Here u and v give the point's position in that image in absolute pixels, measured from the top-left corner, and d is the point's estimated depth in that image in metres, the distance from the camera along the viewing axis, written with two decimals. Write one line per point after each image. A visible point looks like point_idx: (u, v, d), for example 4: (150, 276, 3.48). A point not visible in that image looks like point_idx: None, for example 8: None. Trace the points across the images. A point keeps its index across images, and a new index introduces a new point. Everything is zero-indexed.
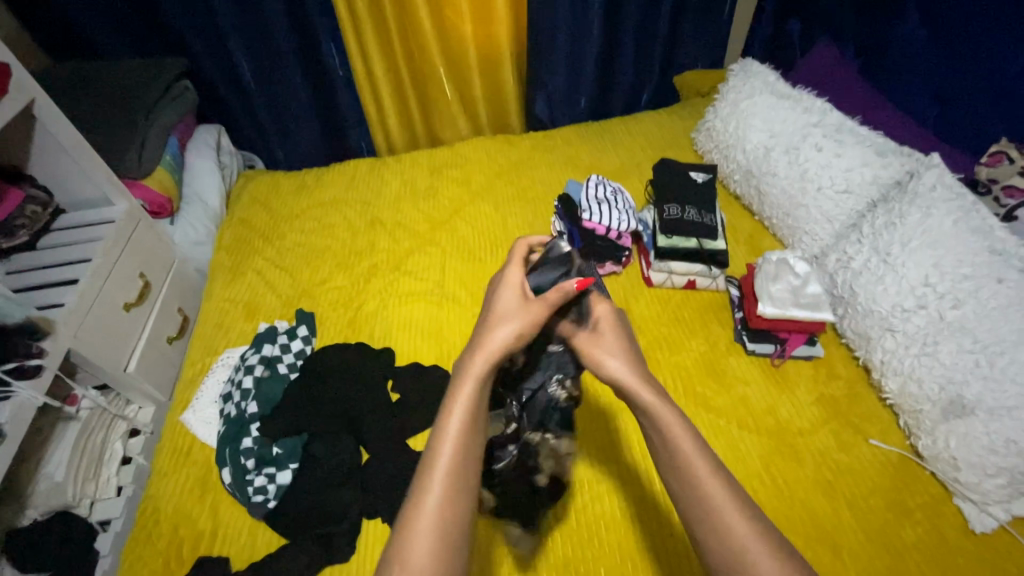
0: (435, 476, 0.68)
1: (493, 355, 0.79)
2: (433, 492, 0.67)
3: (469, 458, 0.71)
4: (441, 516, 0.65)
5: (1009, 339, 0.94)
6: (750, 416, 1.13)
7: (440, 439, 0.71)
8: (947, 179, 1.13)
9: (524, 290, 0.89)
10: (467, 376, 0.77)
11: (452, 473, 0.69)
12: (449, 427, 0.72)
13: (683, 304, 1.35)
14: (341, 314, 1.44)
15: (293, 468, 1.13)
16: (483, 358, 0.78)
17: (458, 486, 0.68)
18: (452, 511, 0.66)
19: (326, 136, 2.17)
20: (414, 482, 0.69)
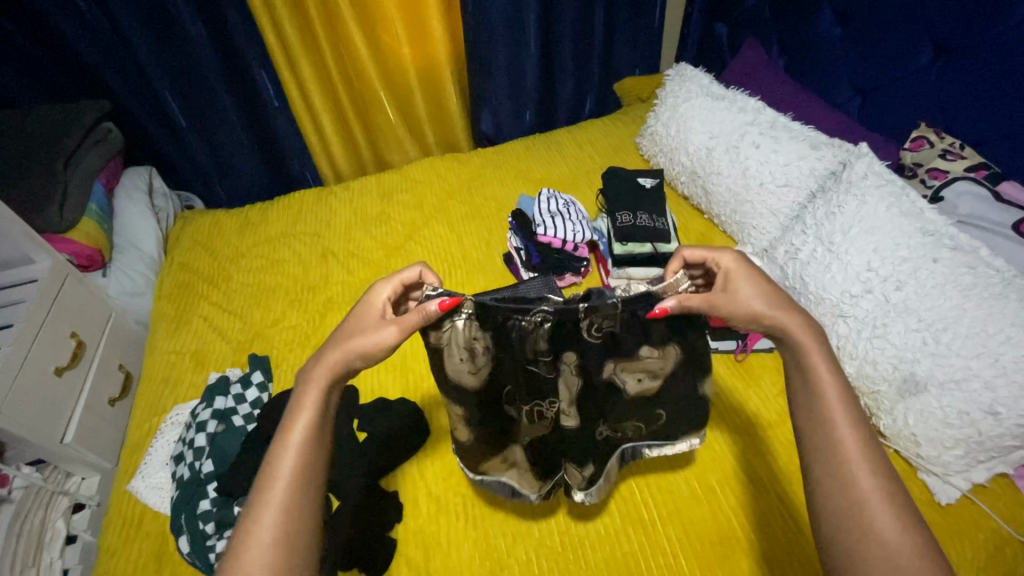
0: (274, 483, 0.69)
1: (338, 368, 0.78)
2: (273, 500, 0.68)
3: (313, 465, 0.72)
4: (281, 524, 0.66)
5: (950, 315, 0.98)
6: (720, 414, 1.15)
7: (280, 451, 0.72)
8: (876, 167, 1.19)
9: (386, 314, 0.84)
10: (313, 388, 0.77)
11: (292, 482, 0.69)
12: (292, 438, 0.72)
13: None
14: (298, 355, 1.38)
15: None
16: (328, 368, 0.78)
17: (301, 491, 0.69)
18: (290, 523, 0.67)
19: (268, 168, 2.10)
20: (255, 486, 0.70)
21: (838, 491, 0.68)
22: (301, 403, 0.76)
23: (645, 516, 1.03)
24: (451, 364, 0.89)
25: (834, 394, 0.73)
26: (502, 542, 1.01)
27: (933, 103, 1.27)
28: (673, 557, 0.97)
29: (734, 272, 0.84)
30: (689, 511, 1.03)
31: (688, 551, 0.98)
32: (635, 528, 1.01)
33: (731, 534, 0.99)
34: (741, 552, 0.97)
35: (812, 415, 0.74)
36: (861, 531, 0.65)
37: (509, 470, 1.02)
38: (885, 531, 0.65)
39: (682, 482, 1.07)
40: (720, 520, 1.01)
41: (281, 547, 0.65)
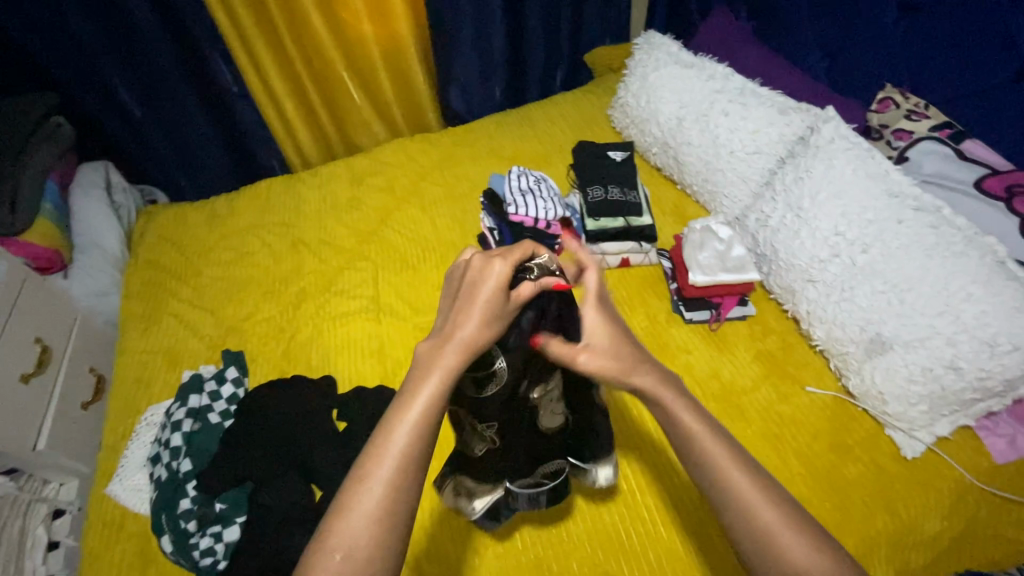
0: (385, 460, 0.64)
1: (466, 353, 0.69)
2: (379, 481, 0.63)
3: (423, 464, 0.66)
4: (386, 509, 0.62)
5: (914, 276, 1.00)
6: (695, 383, 1.15)
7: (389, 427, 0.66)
8: (843, 130, 1.19)
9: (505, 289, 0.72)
10: (434, 369, 0.68)
11: (401, 467, 0.64)
12: (406, 419, 0.66)
13: (621, 284, 1.37)
14: (274, 347, 1.37)
15: (240, 521, 1.05)
16: (455, 351, 0.69)
17: (406, 476, 0.64)
18: (386, 528, 0.62)
19: (233, 158, 2.03)
20: (360, 464, 0.65)
21: (743, 527, 0.67)
22: (423, 380, 0.68)
23: (626, 490, 1.04)
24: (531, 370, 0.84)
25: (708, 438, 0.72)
26: (485, 522, 1.02)
27: (898, 63, 1.27)
28: (652, 529, 1.00)
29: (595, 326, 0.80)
30: (665, 483, 1.05)
31: (667, 521, 1.01)
32: (617, 501, 1.03)
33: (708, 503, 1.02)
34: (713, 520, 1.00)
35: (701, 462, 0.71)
36: (777, 561, 0.64)
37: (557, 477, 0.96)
38: (796, 557, 0.64)
39: (659, 454, 1.08)
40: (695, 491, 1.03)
41: (380, 528, 0.62)
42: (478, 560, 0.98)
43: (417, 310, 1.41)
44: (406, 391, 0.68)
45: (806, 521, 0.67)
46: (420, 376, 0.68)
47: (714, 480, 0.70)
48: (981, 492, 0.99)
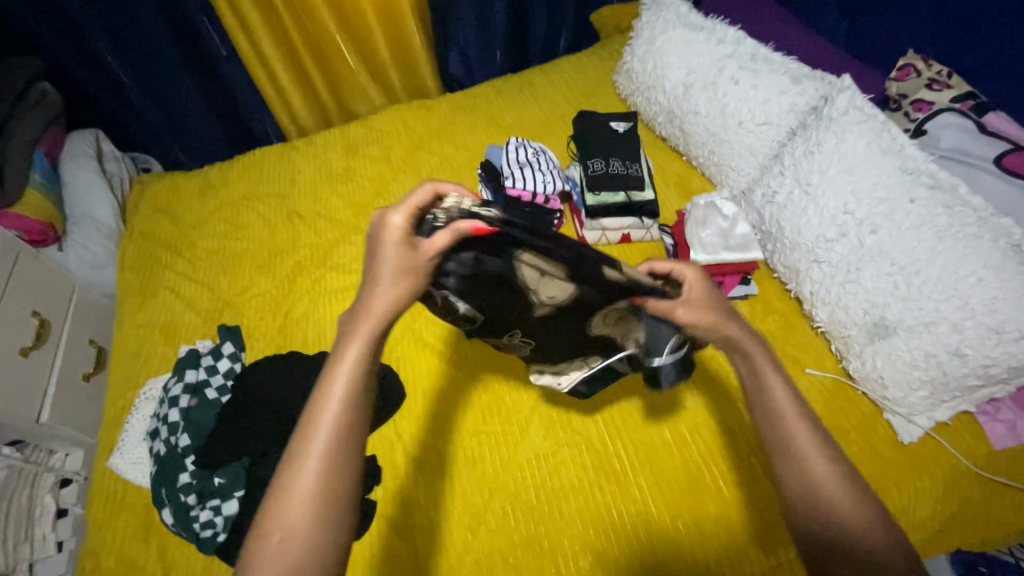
0: (316, 435, 0.62)
1: (383, 319, 0.68)
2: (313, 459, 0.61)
3: (356, 431, 0.64)
4: (324, 482, 0.60)
5: (923, 259, 0.96)
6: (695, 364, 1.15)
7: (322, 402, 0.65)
8: (858, 101, 1.12)
9: (410, 243, 0.71)
10: (355, 337, 0.67)
11: (334, 440, 0.62)
12: (333, 390, 0.64)
13: (620, 260, 1.34)
14: (270, 322, 1.36)
15: (239, 496, 1.06)
16: (370, 319, 0.67)
17: (339, 448, 0.62)
18: (326, 503, 0.60)
19: (226, 125, 1.98)
20: (292, 445, 0.62)
21: (795, 479, 0.71)
22: (343, 348, 0.66)
23: (618, 471, 1.04)
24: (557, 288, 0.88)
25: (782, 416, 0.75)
26: (477, 499, 1.04)
27: (923, 27, 1.18)
28: (641, 511, 1.00)
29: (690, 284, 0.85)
30: (655, 465, 1.04)
31: (658, 503, 1.00)
32: (609, 483, 1.03)
33: (699, 486, 1.02)
34: (702, 502, 1.00)
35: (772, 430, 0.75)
36: (816, 511, 0.69)
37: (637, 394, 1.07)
38: (842, 517, 0.68)
39: (652, 437, 1.08)
40: (687, 474, 1.03)
41: (319, 504, 0.60)
42: (472, 536, 1.00)
43: None
44: (328, 364, 0.66)
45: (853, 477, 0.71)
46: (339, 346, 0.67)
47: (778, 433, 0.74)
48: (976, 477, 0.98)
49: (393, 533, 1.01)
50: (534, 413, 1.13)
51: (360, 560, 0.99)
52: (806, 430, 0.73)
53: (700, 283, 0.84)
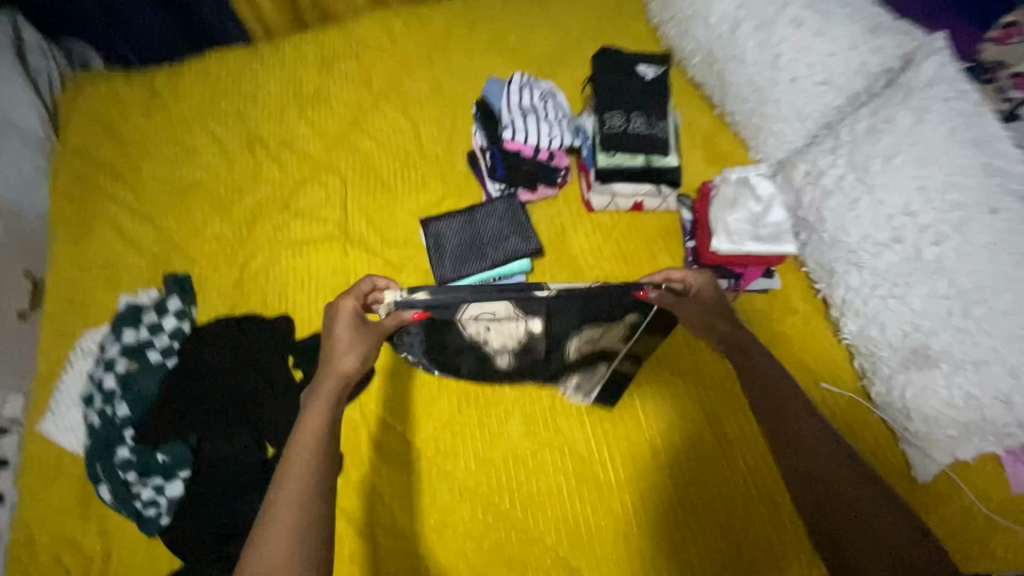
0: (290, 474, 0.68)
1: (344, 378, 0.83)
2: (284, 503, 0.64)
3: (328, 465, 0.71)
4: (294, 526, 0.63)
5: (989, 285, 0.80)
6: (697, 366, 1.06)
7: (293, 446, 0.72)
8: (949, 69, 0.89)
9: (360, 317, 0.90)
10: (320, 398, 0.79)
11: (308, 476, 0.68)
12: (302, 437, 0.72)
13: (627, 234, 1.18)
14: (225, 274, 1.19)
15: (184, 476, 0.97)
16: (335, 374, 0.83)
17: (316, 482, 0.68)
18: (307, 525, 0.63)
19: (177, 16, 1.66)
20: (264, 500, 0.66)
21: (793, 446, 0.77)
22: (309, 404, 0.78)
23: (603, 481, 0.97)
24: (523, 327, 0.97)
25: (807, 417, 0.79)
26: (445, 499, 0.96)
27: None
28: (623, 528, 0.93)
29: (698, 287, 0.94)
30: (643, 479, 0.97)
31: (643, 521, 0.94)
32: (592, 494, 0.96)
33: (687, 505, 0.95)
34: (689, 523, 0.94)
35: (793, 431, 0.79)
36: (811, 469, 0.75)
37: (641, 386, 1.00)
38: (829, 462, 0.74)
39: (643, 446, 1.00)
40: (675, 491, 0.96)
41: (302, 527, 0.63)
42: (438, 540, 0.93)
43: (391, 246, 1.22)
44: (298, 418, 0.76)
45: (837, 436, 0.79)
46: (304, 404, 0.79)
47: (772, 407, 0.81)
48: None
49: (352, 529, 0.93)
50: (517, 407, 1.03)
51: None
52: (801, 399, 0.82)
53: (708, 286, 0.95)
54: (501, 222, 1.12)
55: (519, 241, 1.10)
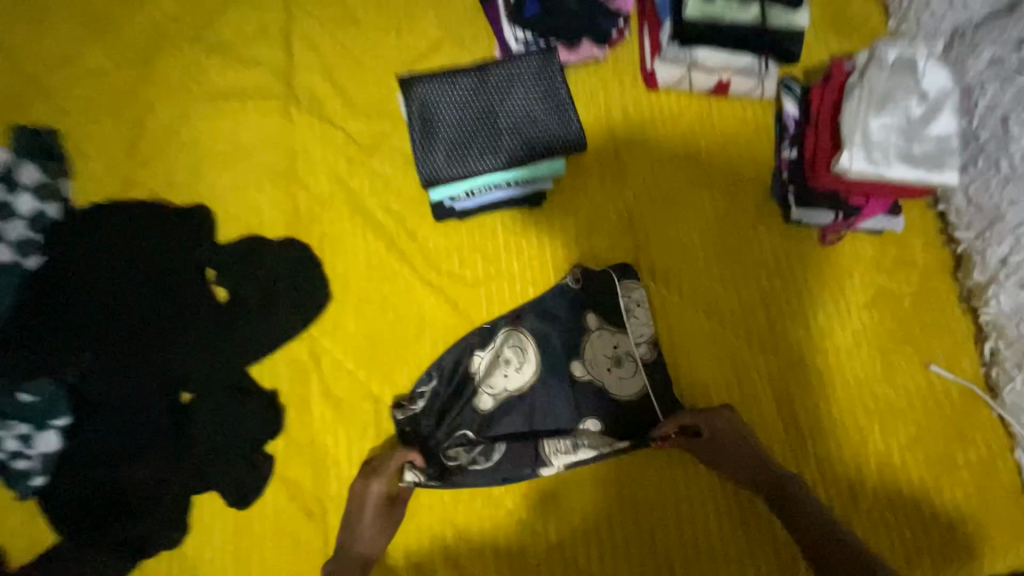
0: None
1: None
2: None
3: None
4: None
5: None
6: (770, 333, 0.77)
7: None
8: None
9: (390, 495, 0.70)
10: None
11: None
12: None
13: (698, 131, 0.84)
14: (116, 133, 0.82)
15: (61, 426, 0.70)
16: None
17: None
18: None
19: None
20: None
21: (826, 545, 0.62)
22: None
23: (631, 475, 0.74)
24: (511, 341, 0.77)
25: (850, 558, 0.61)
26: (420, 477, 0.73)
27: None
28: (650, 538, 0.72)
29: (721, 439, 0.70)
30: (682, 477, 0.74)
31: (676, 531, 0.72)
32: (614, 490, 0.74)
33: (734, 513, 0.74)
34: (733, 534, 0.73)
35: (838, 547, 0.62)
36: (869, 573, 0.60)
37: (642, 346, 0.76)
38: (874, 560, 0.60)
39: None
40: (721, 495, 0.74)
41: None
42: (412, 533, 0.71)
43: (358, 116, 0.84)
44: None
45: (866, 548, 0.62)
46: None
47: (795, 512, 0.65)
48: None
49: (299, 506, 0.72)
50: (524, 363, 0.76)
51: (251, 536, 0.71)
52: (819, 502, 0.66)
53: (728, 424, 0.71)
54: (526, 99, 0.78)
55: (555, 124, 0.77)
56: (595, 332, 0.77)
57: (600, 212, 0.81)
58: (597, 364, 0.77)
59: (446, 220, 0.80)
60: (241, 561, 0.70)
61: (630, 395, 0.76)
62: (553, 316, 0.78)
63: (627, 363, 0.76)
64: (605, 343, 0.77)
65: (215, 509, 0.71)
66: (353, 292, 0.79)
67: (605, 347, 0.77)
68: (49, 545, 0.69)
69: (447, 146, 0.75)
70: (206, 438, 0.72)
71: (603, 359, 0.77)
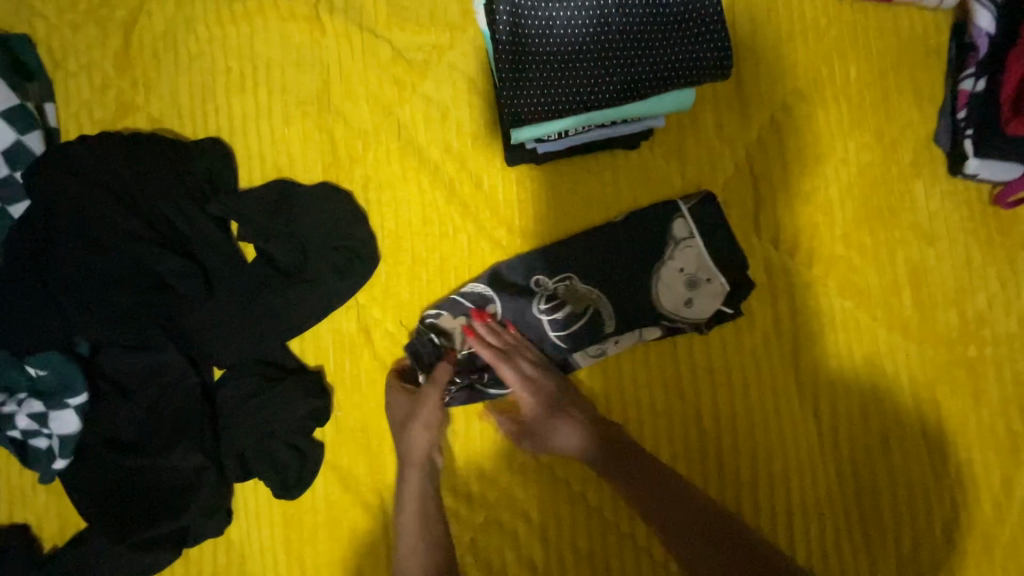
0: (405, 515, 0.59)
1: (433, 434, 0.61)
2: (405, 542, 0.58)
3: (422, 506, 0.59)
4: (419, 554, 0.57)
5: None
6: (916, 314, 0.64)
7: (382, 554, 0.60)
8: None
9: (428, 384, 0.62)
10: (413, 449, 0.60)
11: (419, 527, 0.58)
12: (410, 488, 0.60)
13: (845, 54, 0.65)
14: (102, 43, 0.65)
15: (77, 406, 0.60)
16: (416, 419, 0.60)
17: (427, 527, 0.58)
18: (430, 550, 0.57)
19: None
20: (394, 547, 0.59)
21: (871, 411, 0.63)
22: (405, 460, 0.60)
23: (735, 478, 0.62)
24: (572, 290, 0.63)
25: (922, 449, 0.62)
26: (487, 469, 0.64)
27: None
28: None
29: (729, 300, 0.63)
30: (798, 483, 0.62)
31: (786, 542, 0.61)
32: (713, 493, 0.62)
33: (858, 526, 0.61)
34: (856, 551, 0.61)
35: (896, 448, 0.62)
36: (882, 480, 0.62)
37: (675, 304, 0.63)
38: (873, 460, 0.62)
39: (802, 442, 0.62)
40: (843, 506, 0.62)
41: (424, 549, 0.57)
42: (484, 527, 0.63)
43: (407, 24, 0.65)
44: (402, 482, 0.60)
45: (836, 493, 0.62)
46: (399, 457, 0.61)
47: (866, 396, 0.63)
48: None
49: (354, 497, 0.64)
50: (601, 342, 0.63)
51: (303, 529, 0.63)
52: (849, 409, 0.63)
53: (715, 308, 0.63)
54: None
55: (693, 23, 0.53)
56: (683, 244, 0.63)
57: (714, 159, 0.65)
58: (670, 280, 0.63)
59: (520, 164, 0.64)
60: (293, 555, 0.63)
61: (690, 314, 0.63)
62: (653, 251, 0.63)
63: (681, 292, 0.63)
64: (674, 288, 0.63)
65: (260, 497, 0.64)
66: (407, 253, 0.65)
67: (668, 287, 0.63)
68: (81, 530, 0.63)
69: (547, 90, 0.52)
70: (243, 423, 0.62)
71: (678, 278, 0.63)
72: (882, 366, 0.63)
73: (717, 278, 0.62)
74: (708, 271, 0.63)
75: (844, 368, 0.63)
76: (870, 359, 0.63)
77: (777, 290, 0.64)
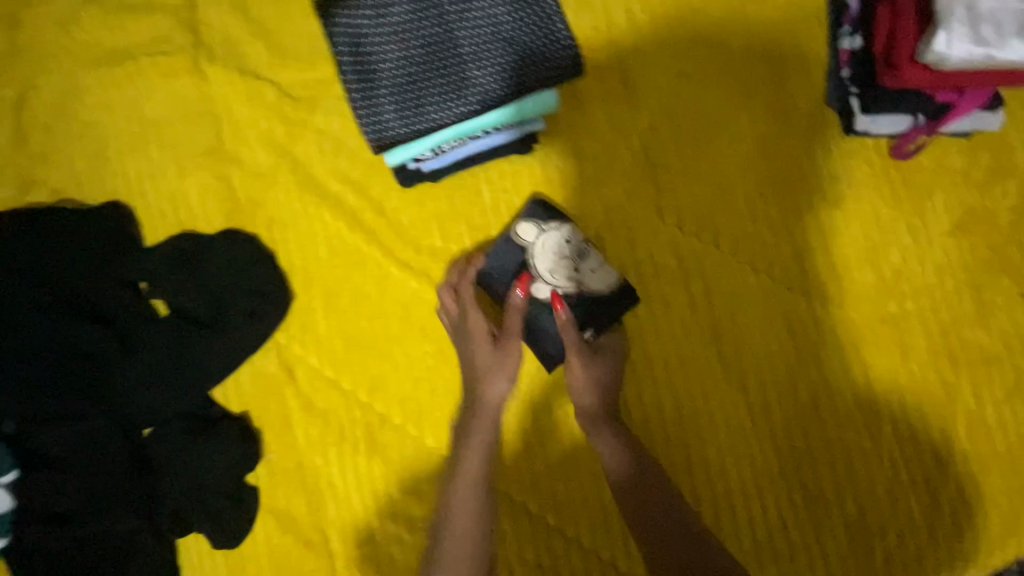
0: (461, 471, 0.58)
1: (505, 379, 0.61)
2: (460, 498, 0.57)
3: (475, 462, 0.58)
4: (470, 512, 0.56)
5: None
6: (832, 278, 0.63)
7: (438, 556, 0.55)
8: None
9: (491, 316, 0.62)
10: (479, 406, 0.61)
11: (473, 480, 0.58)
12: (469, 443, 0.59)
13: (726, 29, 0.65)
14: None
15: (9, 483, 0.60)
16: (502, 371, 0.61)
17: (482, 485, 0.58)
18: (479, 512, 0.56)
19: None
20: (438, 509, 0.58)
21: (801, 382, 0.62)
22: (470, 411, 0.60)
23: (671, 469, 0.62)
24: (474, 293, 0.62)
25: (858, 413, 0.61)
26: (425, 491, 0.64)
27: None
28: None
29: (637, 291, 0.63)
30: (736, 465, 0.61)
31: (731, 526, 0.60)
32: None
33: (801, 500, 0.60)
34: (802, 525, 0.60)
35: (830, 415, 0.61)
36: (821, 450, 0.61)
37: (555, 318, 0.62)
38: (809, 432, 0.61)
39: (733, 423, 0.62)
40: (783, 480, 0.61)
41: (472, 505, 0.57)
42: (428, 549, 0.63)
43: (289, 63, 0.66)
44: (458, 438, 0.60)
45: (775, 469, 0.61)
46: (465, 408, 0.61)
47: (793, 368, 0.62)
48: None
49: (295, 538, 0.63)
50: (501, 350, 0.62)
51: None
52: (778, 383, 0.62)
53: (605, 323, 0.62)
54: (493, 25, 0.59)
55: (530, 44, 0.60)
56: (563, 256, 0.61)
57: (609, 151, 0.65)
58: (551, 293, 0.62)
59: (414, 184, 0.64)
60: None
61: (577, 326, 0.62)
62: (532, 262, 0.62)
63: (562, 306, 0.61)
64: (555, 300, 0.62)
65: (204, 550, 0.64)
66: (318, 288, 0.65)
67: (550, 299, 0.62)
68: None
69: (394, 106, 0.59)
70: (175, 478, 0.62)
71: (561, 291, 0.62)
72: (805, 334, 0.62)
73: (601, 293, 0.61)
74: (589, 278, 0.61)
75: (767, 342, 0.63)
76: (792, 330, 0.63)
77: (689, 274, 0.63)
